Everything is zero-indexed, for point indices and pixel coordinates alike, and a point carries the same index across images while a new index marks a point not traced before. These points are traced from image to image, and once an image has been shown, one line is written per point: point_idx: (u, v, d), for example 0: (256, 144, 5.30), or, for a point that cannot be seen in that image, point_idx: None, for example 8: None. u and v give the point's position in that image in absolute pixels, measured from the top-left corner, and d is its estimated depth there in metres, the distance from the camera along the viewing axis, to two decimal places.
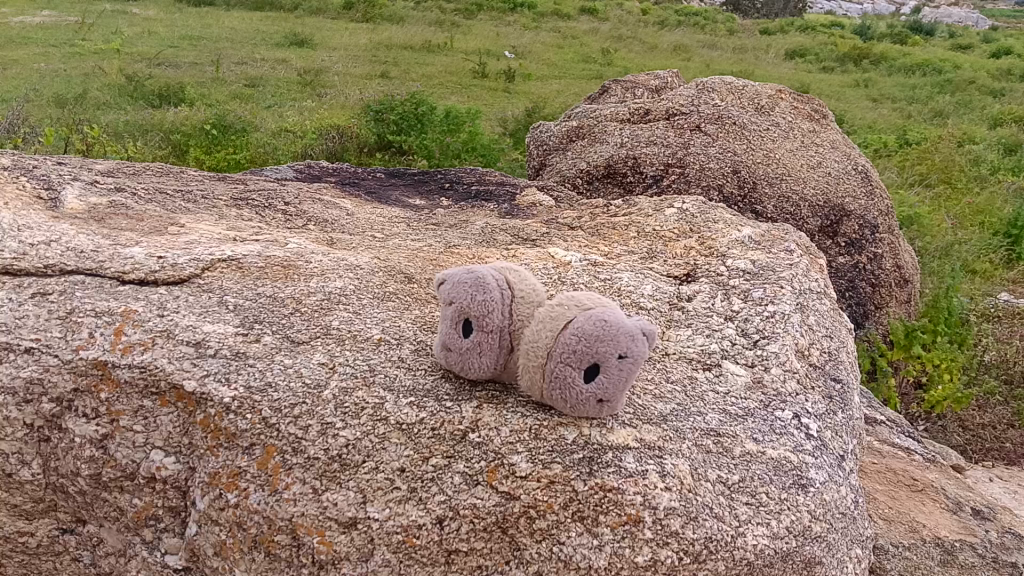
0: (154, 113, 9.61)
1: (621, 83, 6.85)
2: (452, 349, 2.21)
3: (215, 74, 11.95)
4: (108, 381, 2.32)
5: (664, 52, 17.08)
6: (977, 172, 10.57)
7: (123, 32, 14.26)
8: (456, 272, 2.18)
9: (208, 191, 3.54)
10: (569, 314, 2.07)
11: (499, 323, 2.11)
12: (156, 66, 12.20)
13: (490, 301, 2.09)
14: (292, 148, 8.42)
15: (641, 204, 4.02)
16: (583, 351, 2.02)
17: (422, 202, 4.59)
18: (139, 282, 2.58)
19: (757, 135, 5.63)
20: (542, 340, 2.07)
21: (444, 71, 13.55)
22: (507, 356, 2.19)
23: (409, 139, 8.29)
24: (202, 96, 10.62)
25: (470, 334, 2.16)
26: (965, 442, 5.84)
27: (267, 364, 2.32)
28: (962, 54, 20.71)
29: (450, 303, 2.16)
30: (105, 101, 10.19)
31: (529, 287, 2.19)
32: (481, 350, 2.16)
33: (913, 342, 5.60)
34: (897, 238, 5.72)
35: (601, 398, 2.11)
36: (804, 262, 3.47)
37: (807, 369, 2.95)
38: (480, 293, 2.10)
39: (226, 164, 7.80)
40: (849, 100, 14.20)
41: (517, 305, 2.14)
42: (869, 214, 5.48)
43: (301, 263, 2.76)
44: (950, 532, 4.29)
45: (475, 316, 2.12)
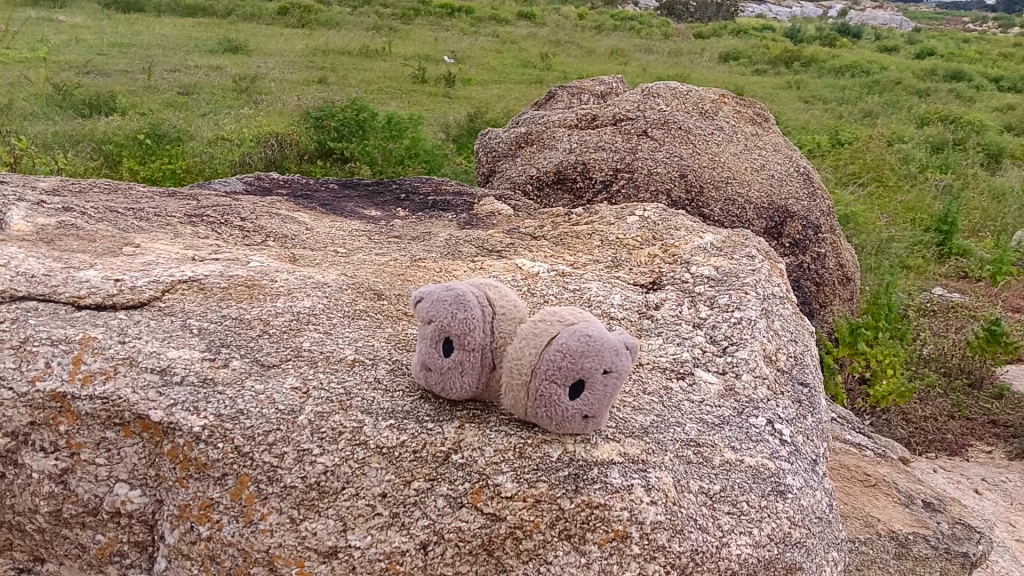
0: (85, 124, 9.29)
1: (567, 89, 6.86)
2: (432, 368, 2.16)
3: (147, 83, 11.63)
4: (68, 414, 2.21)
5: (602, 56, 17.22)
6: (908, 170, 10.89)
7: (49, 40, 13.79)
8: (435, 290, 2.14)
9: (160, 208, 3.42)
10: (553, 330, 2.05)
11: (481, 341, 2.08)
12: (85, 75, 11.83)
13: (472, 319, 2.06)
14: (229, 157, 8.14)
15: (602, 213, 4.02)
16: (568, 367, 1.99)
17: (377, 213, 4.52)
18: (96, 307, 2.46)
19: (702, 139, 5.60)
20: (526, 358, 2.04)
21: (383, 77, 13.44)
22: (489, 375, 2.15)
23: (349, 147, 8.19)
24: (135, 106, 10.32)
25: (450, 353, 2.12)
26: (909, 436, 5.94)
27: (237, 391, 2.23)
28: (886, 55, 21.34)
29: (430, 322, 2.11)
30: (34, 112, 9.83)
31: (510, 304, 2.16)
32: (463, 369, 2.12)
33: (858, 339, 5.63)
34: (838, 237, 5.68)
35: (587, 414, 2.09)
36: (765, 266, 3.48)
37: (776, 374, 2.96)
38: (461, 310, 2.07)
39: (161, 174, 7.51)
40: (783, 101, 14.49)
41: (499, 322, 2.11)
42: (812, 215, 5.47)
43: (267, 283, 2.68)
44: (904, 525, 4.35)
45: (455, 334, 2.08)
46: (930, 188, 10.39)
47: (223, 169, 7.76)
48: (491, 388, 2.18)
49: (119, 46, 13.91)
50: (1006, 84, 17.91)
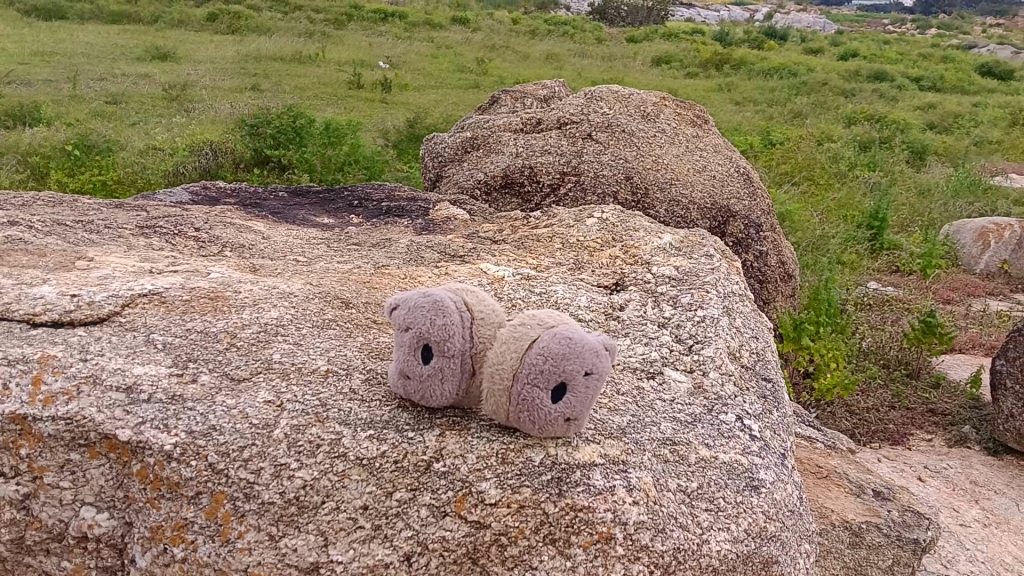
0: (11, 135, 8.95)
1: (510, 94, 6.85)
2: (411, 376, 2.13)
3: (73, 92, 11.26)
4: (29, 437, 2.13)
5: (536, 61, 17.31)
6: (838, 169, 11.19)
7: None
8: (412, 297, 2.11)
9: (110, 220, 3.31)
10: (534, 334, 2.03)
11: (460, 348, 2.05)
12: (7, 85, 11.41)
13: (451, 325, 2.03)
14: (163, 166, 7.86)
15: (559, 216, 4.03)
16: (550, 371, 1.98)
17: (330, 220, 4.45)
18: (52, 324, 2.36)
19: (645, 142, 5.59)
20: (507, 362, 2.02)
21: (318, 83, 13.26)
22: (470, 380, 2.13)
23: (287, 154, 8.03)
24: (62, 115, 9.99)
25: (429, 361, 2.09)
26: (853, 426, 6.07)
27: (208, 407, 2.16)
28: (811, 57, 21.90)
29: (408, 329, 2.08)
30: None
31: (488, 309, 2.14)
32: (442, 376, 2.09)
33: (802, 334, 5.83)
34: (779, 235, 5.73)
35: (570, 417, 2.08)
36: (724, 265, 3.52)
37: (741, 370, 2.99)
38: (440, 317, 2.04)
39: (92, 185, 7.28)
40: (716, 103, 14.75)
41: (477, 327, 2.09)
42: (754, 213, 5.51)
43: (231, 294, 2.61)
44: (856, 514, 4.43)
45: (434, 341, 2.05)
46: (860, 185, 10.69)
47: (156, 178, 7.50)
48: (471, 395, 2.16)
49: (42, 55, 13.45)
50: (926, 84, 18.54)
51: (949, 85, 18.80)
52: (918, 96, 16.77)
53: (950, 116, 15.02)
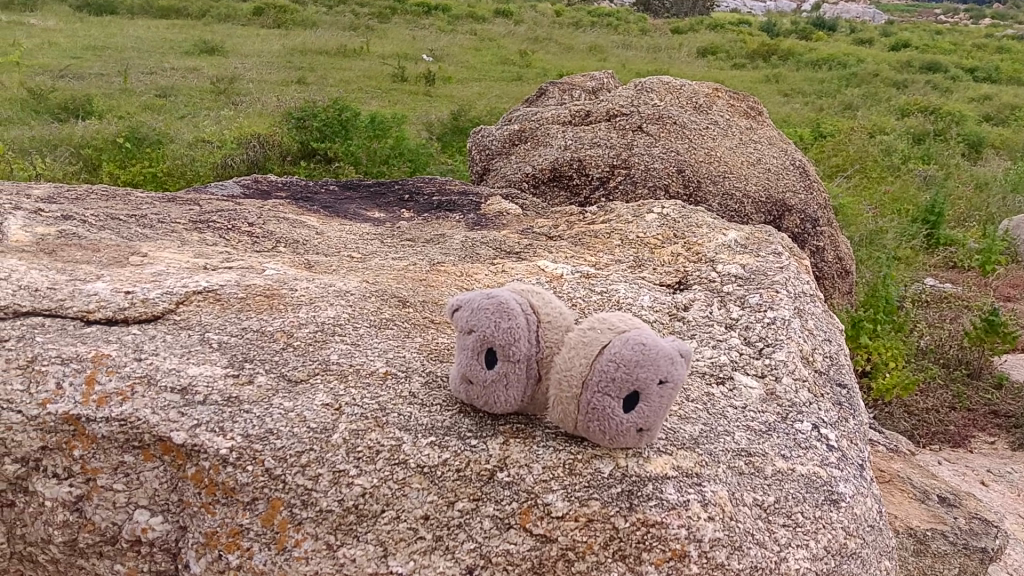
0: (65, 128, 9.04)
1: (559, 85, 6.70)
2: (474, 382, 2.03)
3: (123, 85, 11.37)
4: (82, 437, 2.07)
5: (580, 52, 17.10)
6: (891, 162, 10.83)
7: (22, 43, 13.49)
8: (474, 298, 2.01)
9: (163, 215, 3.26)
10: (604, 339, 1.93)
11: (527, 352, 1.95)
12: (61, 79, 11.57)
13: (516, 328, 1.93)
14: (211, 159, 7.88)
15: (618, 211, 3.90)
16: (622, 378, 1.87)
17: (381, 215, 4.37)
18: (107, 321, 2.31)
19: (698, 134, 5.42)
20: (577, 369, 1.92)
21: (363, 76, 13.24)
22: (535, 387, 2.02)
23: (333, 147, 7.98)
24: (114, 109, 10.09)
25: (492, 366, 1.99)
26: (912, 428, 5.84)
27: (265, 410, 2.08)
28: (859, 47, 21.34)
29: (471, 332, 1.99)
30: (9, 117, 9.60)
31: (555, 311, 2.04)
32: (507, 382, 1.99)
33: (861, 333, 5.74)
34: (835, 230, 5.58)
35: (642, 428, 1.96)
36: (793, 263, 3.37)
37: (814, 376, 2.85)
38: (505, 319, 1.94)
39: (142, 177, 7.31)
40: (765, 94, 14.42)
41: (544, 330, 1.98)
42: (810, 208, 5.27)
43: (285, 291, 2.52)
44: (921, 521, 4.23)
45: (499, 345, 1.95)
46: (915, 178, 10.39)
47: (205, 172, 7.53)
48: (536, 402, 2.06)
49: (94, 49, 13.63)
50: (981, 74, 17.95)
51: (1005, 75, 18.19)
52: (974, 87, 16.23)
53: (1008, 107, 14.49)
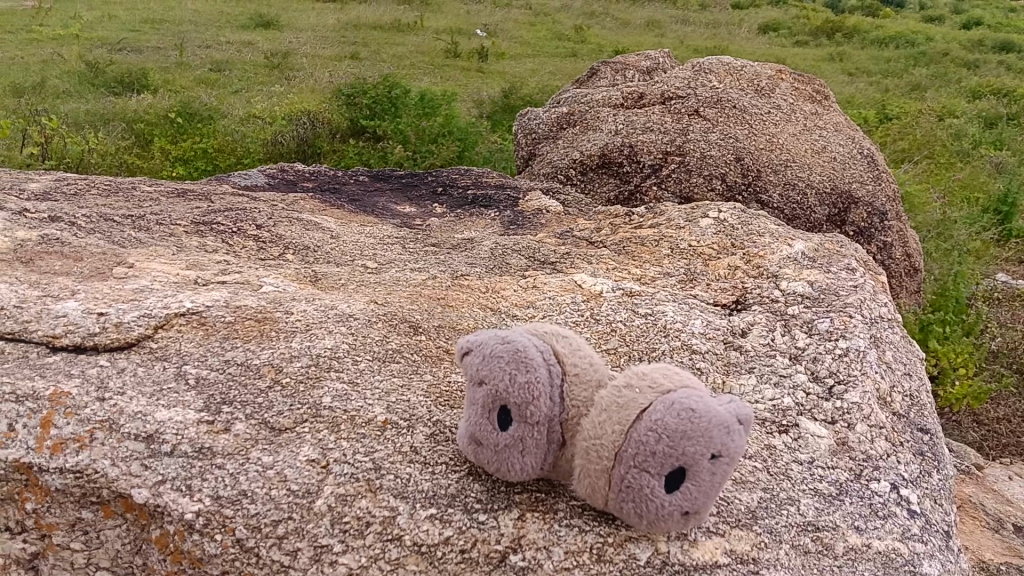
0: (117, 101, 8.72)
1: (611, 65, 6.25)
2: (484, 445, 1.69)
3: (179, 59, 11.18)
4: (35, 489, 1.79)
5: (637, 28, 16.46)
6: (960, 146, 9.81)
7: (81, 16, 13.40)
8: (487, 341, 1.67)
9: (165, 213, 2.97)
10: (643, 400, 1.57)
11: (547, 413, 1.60)
12: (117, 52, 11.42)
13: (535, 384, 1.58)
14: (262, 135, 7.37)
15: (668, 213, 3.51)
16: (664, 453, 1.50)
17: (412, 210, 4.05)
18: (74, 348, 2.02)
19: (759, 119, 4.94)
20: (608, 438, 1.56)
21: (415, 51, 12.89)
22: (559, 451, 1.67)
23: (382, 125, 7.22)
24: (167, 82, 9.88)
25: (505, 428, 1.65)
26: (982, 440, 4.99)
27: (240, 466, 1.77)
28: (929, 24, 20.16)
29: (481, 384, 1.65)
30: (65, 89, 9.41)
31: (585, 363, 1.69)
32: (523, 448, 1.64)
33: (930, 337, 5.01)
34: (904, 225, 4.83)
35: (691, 510, 1.60)
36: (869, 281, 2.94)
37: (891, 421, 2.44)
38: (521, 372, 1.59)
39: (193, 154, 6.91)
40: (827, 74, 13.69)
41: (568, 386, 1.64)
42: (879, 201, 4.61)
43: (279, 316, 2.20)
44: (995, 553, 3.60)
45: (513, 403, 1.60)
46: (986, 163, 9.50)
47: (256, 149, 7.04)
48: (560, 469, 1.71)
49: (150, 22, 13.46)
50: None
51: None
52: None
53: None
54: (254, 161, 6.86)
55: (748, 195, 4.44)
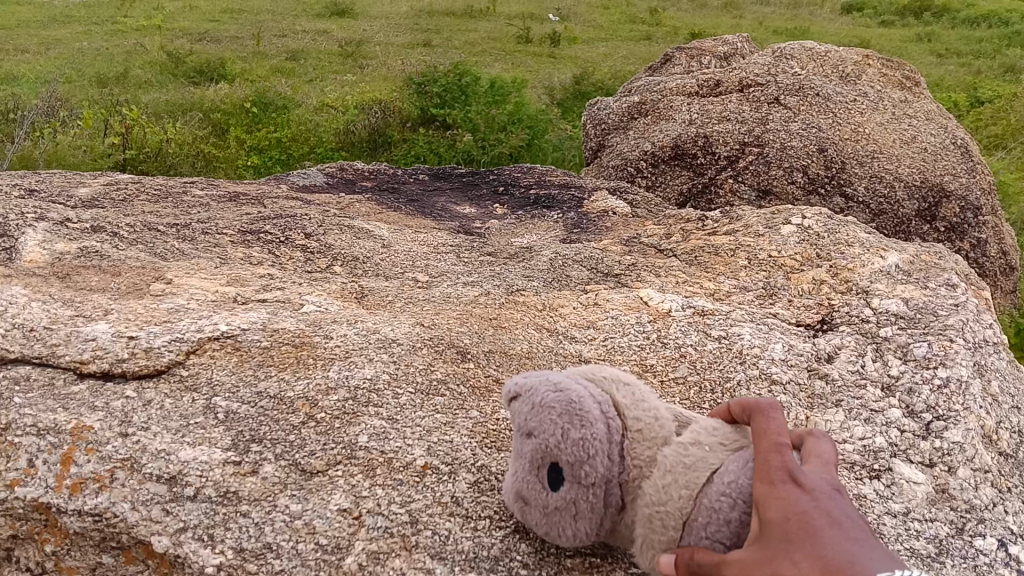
0: (194, 91, 8.71)
1: (685, 51, 5.93)
2: (532, 505, 1.48)
3: (256, 48, 11.19)
4: (55, 530, 1.64)
5: (714, 10, 15.88)
6: None
7: (165, 6, 13.55)
8: (538, 387, 1.48)
9: (212, 220, 2.86)
10: (712, 462, 1.38)
11: (605, 474, 1.39)
12: (197, 42, 11.48)
13: (592, 440, 1.37)
14: (334, 124, 7.17)
15: (745, 218, 3.24)
16: (741, 522, 1.26)
17: (472, 211, 3.88)
18: (102, 376, 1.91)
19: (843, 108, 4.59)
20: (675, 504, 1.34)
21: (485, 38, 12.68)
22: (618, 518, 1.46)
23: (452, 112, 6.81)
24: (243, 71, 9.86)
25: (552, 489, 1.43)
26: None
27: (265, 514, 1.62)
28: None
29: (528, 438, 1.44)
30: (146, 79, 9.48)
31: (650, 416, 1.49)
32: (575, 513, 1.42)
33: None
34: (1002, 221, 4.35)
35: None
36: (972, 299, 2.64)
37: (998, 463, 2.14)
38: (576, 426, 1.38)
39: (266, 143, 6.80)
40: (914, 55, 12.89)
41: (627, 443, 1.44)
42: (973, 194, 4.19)
43: (319, 342, 2.07)
44: None
45: (565, 461, 1.39)
46: None
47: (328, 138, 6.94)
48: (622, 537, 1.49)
49: (230, 11, 13.52)
50: None
51: None
52: None
53: None
54: (326, 152, 6.74)
55: (831, 188, 4.12)
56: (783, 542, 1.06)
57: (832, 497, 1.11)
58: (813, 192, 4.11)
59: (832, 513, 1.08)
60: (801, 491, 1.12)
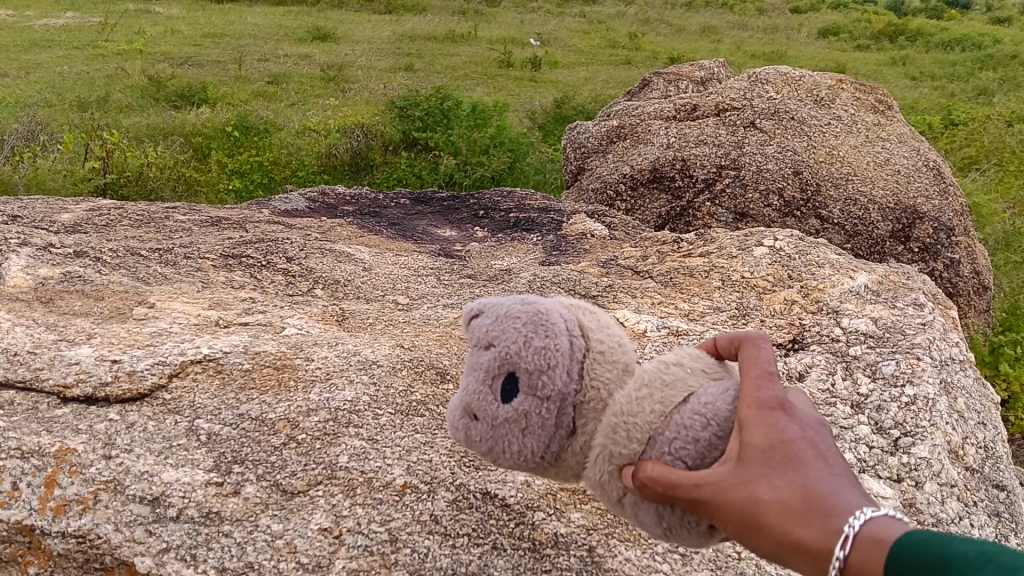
0: (176, 115, 8.72)
1: (662, 76, 6.03)
2: (472, 425, 1.16)
3: (238, 72, 11.23)
4: (38, 551, 1.67)
5: (693, 34, 16.08)
6: None
7: (147, 31, 13.57)
8: (501, 300, 1.23)
9: (194, 245, 2.89)
10: (693, 383, 1.17)
11: (564, 388, 1.13)
12: (179, 66, 11.51)
13: (556, 348, 1.12)
14: (316, 148, 7.20)
15: (720, 240, 3.31)
16: (709, 444, 1.09)
17: (453, 234, 3.94)
18: (86, 399, 1.94)
19: (817, 131, 4.68)
20: (645, 417, 1.12)
21: (467, 62, 12.80)
22: (565, 450, 1.19)
23: (434, 136, 6.90)
24: (225, 95, 9.89)
25: (499, 399, 1.14)
26: None
27: (247, 534, 1.65)
28: (1002, 17, 18.93)
29: (482, 346, 1.17)
30: (127, 104, 9.49)
31: (615, 340, 1.23)
32: (524, 432, 1.13)
33: (1001, 359, 4.29)
34: (975, 241, 4.42)
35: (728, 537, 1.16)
36: (938, 318, 2.72)
37: (964, 477, 2.21)
38: (540, 334, 1.13)
39: (248, 167, 6.82)
40: (888, 79, 13.10)
41: (591, 361, 1.17)
42: (945, 215, 4.27)
43: (300, 364, 2.10)
44: None
45: (523, 370, 1.12)
46: None
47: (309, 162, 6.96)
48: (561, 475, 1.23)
49: (212, 36, 13.56)
50: None
51: None
52: None
53: None
54: (308, 176, 6.78)
55: (807, 210, 4.21)
56: (767, 470, 0.99)
57: (815, 427, 1.05)
58: (790, 214, 4.19)
59: (820, 447, 1.03)
60: (791, 416, 1.05)
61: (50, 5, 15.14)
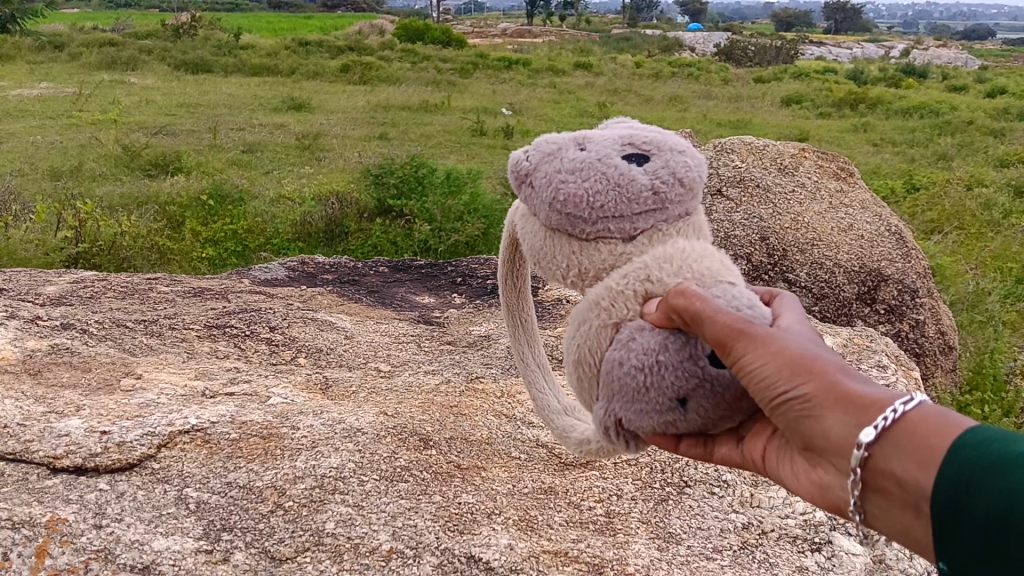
0: (150, 184, 8.77)
1: None
2: (583, 145, 1.30)
3: (213, 142, 11.36)
4: None
5: (660, 103, 16.52)
6: (992, 215, 8.88)
7: (121, 100, 13.71)
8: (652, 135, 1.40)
9: (178, 316, 2.95)
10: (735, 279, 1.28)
11: (665, 204, 1.28)
12: (154, 135, 11.62)
13: (694, 178, 1.30)
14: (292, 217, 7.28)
15: None
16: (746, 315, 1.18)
17: (431, 301, 4.03)
18: (75, 471, 1.97)
19: (783, 199, 4.69)
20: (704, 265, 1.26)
21: (442, 131, 13.06)
22: (605, 239, 1.29)
23: (408, 203, 7.01)
24: (200, 164, 9.97)
25: (604, 158, 1.27)
26: None
27: None
28: (956, 85, 19.55)
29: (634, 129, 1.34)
30: (101, 172, 9.55)
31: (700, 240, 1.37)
32: (610, 183, 1.25)
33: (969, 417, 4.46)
34: (937, 301, 4.53)
35: (659, 427, 1.20)
36: (900, 379, 2.84)
37: None
38: (690, 158, 1.31)
39: (223, 234, 6.77)
40: (851, 146, 13.49)
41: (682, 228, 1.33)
42: (909, 277, 4.40)
43: (286, 434, 2.15)
44: None
45: (657, 158, 1.28)
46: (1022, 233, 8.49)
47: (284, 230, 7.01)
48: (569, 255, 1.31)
49: (188, 106, 13.74)
50: None
51: None
52: None
53: None
54: (282, 243, 6.84)
55: (774, 273, 4.37)
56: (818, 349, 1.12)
57: None
58: (758, 278, 4.37)
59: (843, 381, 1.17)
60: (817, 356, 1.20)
61: (26, 75, 15.28)
